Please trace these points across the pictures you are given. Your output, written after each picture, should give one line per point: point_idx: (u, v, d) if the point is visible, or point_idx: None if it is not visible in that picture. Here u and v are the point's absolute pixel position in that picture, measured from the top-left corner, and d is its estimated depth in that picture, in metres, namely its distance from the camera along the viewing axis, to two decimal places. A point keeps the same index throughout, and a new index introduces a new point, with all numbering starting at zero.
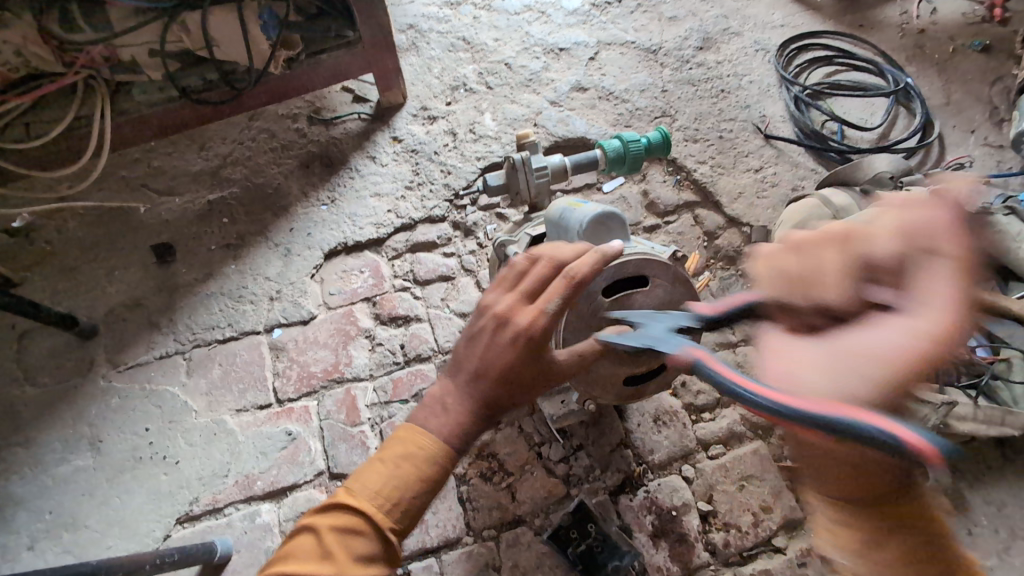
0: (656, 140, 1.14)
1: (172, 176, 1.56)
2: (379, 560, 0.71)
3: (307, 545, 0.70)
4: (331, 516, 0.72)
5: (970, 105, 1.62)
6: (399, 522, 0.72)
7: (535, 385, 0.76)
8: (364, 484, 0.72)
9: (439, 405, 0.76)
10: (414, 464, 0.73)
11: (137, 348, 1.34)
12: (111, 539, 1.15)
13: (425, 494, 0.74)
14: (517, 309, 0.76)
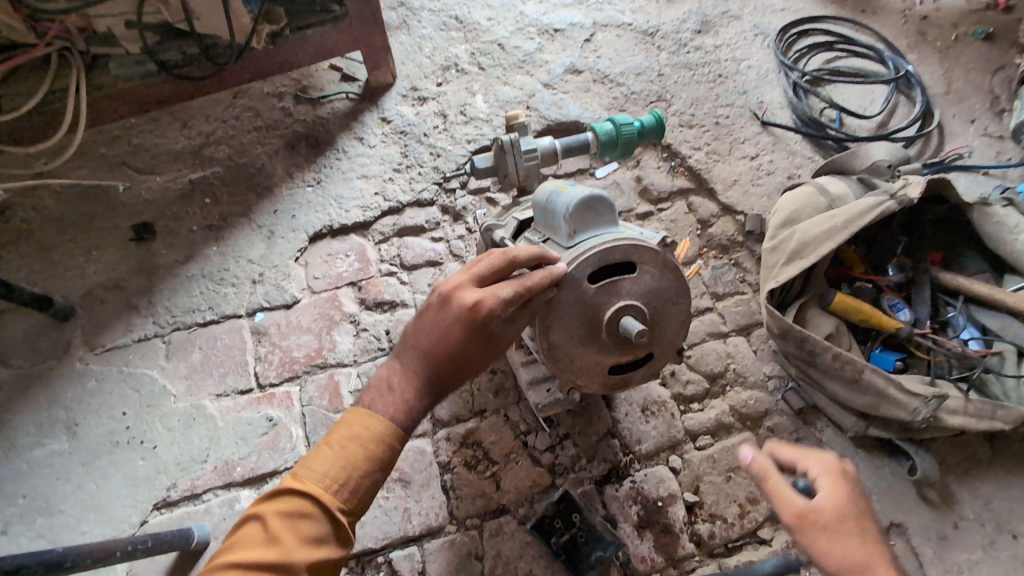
0: (650, 123, 1.10)
1: (153, 154, 1.51)
2: (330, 540, 0.71)
3: (253, 533, 0.69)
4: (278, 501, 0.71)
5: (971, 94, 1.59)
6: (349, 502, 0.72)
7: (477, 364, 0.79)
8: (310, 468, 0.72)
9: (386, 385, 0.78)
10: (363, 443, 0.74)
11: (115, 331, 1.31)
12: (85, 525, 1.13)
13: (375, 472, 0.75)
14: (467, 294, 0.77)
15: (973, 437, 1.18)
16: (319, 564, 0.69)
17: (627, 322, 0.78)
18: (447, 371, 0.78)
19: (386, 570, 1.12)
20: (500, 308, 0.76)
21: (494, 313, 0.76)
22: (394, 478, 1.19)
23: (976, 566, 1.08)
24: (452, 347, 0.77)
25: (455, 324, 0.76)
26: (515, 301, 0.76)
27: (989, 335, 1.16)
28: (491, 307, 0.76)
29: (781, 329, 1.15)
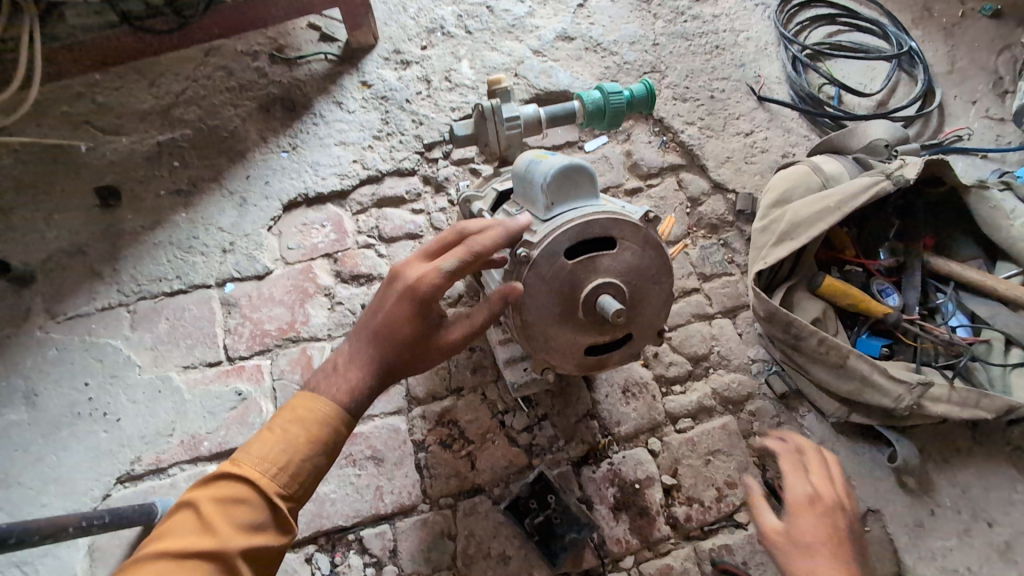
0: (640, 93, 1.05)
1: (117, 113, 1.42)
2: (267, 529, 0.67)
3: (185, 521, 0.65)
4: (212, 487, 0.67)
5: (974, 75, 1.54)
6: (290, 487, 0.69)
7: (426, 346, 0.75)
8: (250, 451, 0.69)
9: (332, 366, 0.75)
10: (305, 426, 0.70)
11: (78, 298, 1.25)
12: (46, 497, 1.09)
13: (320, 456, 0.71)
14: (413, 270, 0.76)
15: (955, 424, 1.17)
16: (255, 552, 0.65)
17: (605, 302, 0.74)
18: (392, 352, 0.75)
19: (357, 548, 1.10)
20: (445, 279, 0.73)
21: (438, 285, 0.73)
22: (367, 455, 1.16)
23: (950, 553, 1.07)
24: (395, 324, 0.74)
25: (399, 300, 0.74)
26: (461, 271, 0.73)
27: (978, 323, 1.14)
28: (435, 278, 0.73)
29: (767, 312, 1.11)
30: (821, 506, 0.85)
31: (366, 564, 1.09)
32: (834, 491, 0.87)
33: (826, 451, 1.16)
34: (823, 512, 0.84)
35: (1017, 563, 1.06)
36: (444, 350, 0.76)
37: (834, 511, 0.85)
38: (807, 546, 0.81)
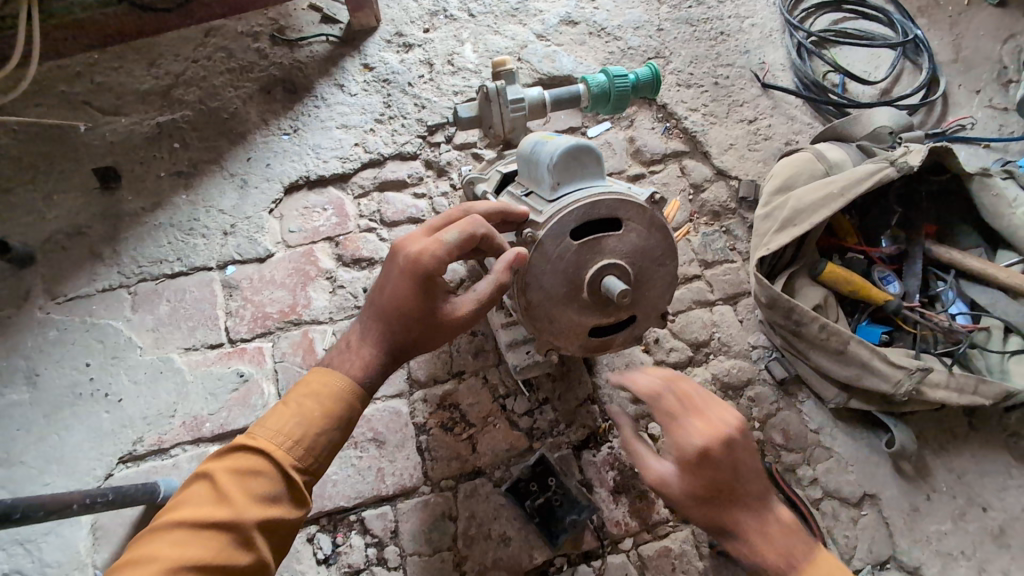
0: (645, 77, 1.04)
1: (116, 93, 1.40)
2: (283, 500, 0.73)
3: (203, 492, 0.70)
4: (231, 459, 0.73)
5: (979, 64, 1.53)
6: (303, 461, 0.75)
7: (431, 321, 0.79)
8: (266, 426, 0.75)
9: (346, 344, 0.83)
10: (320, 402, 0.77)
11: (78, 279, 1.25)
12: (48, 476, 1.09)
13: (332, 432, 0.77)
14: (417, 242, 0.79)
15: (953, 411, 1.18)
16: (271, 522, 0.70)
17: (610, 282, 0.74)
18: (399, 327, 0.80)
19: (358, 529, 1.10)
20: (449, 251, 0.76)
21: (438, 257, 0.76)
22: (369, 438, 1.16)
23: (944, 537, 1.09)
24: (401, 297, 0.78)
25: (403, 273, 0.77)
26: (461, 242, 0.76)
27: (977, 310, 1.15)
28: (438, 250, 0.76)
29: (769, 298, 1.12)
30: (714, 459, 0.73)
31: (367, 544, 1.09)
32: (717, 428, 0.74)
33: (824, 437, 1.17)
34: (718, 463, 0.74)
35: (1009, 547, 1.08)
36: (448, 326, 0.80)
37: (727, 455, 0.74)
38: (712, 502, 0.75)
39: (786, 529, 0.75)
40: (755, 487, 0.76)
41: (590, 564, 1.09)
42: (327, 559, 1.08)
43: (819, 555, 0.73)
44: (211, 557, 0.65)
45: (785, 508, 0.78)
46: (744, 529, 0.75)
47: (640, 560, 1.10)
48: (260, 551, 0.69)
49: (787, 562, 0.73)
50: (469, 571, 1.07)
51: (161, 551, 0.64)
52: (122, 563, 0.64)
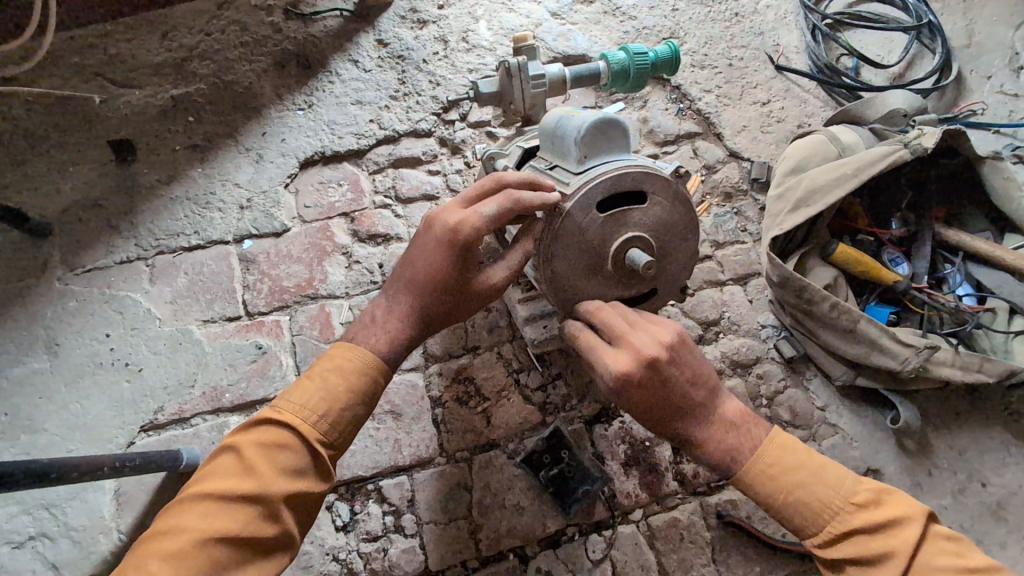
0: (664, 55, 1.05)
1: (130, 65, 1.40)
2: (308, 473, 0.75)
3: (230, 465, 0.73)
4: (257, 432, 0.75)
5: (991, 49, 1.54)
6: (328, 435, 0.77)
7: (461, 294, 0.83)
8: (291, 401, 0.77)
9: (369, 319, 0.85)
10: (343, 377, 0.79)
11: (96, 251, 1.26)
12: (71, 443, 1.11)
13: (355, 407, 0.80)
14: (453, 214, 0.82)
15: (956, 390, 1.21)
16: (296, 495, 0.73)
17: (635, 254, 0.76)
18: (428, 301, 0.83)
19: (376, 497, 1.13)
20: (485, 224, 0.79)
21: (478, 229, 0.79)
22: (386, 410, 1.18)
23: (944, 510, 1.12)
24: (434, 269, 0.81)
25: (439, 243, 0.81)
26: (498, 215, 0.79)
27: (984, 292, 1.18)
28: (476, 221, 0.79)
29: (781, 277, 1.14)
30: (640, 384, 0.77)
31: (384, 512, 1.12)
32: (635, 354, 0.77)
33: (830, 414, 1.20)
34: (646, 387, 0.77)
35: (1006, 521, 1.12)
36: (477, 300, 0.84)
37: (653, 377, 0.77)
38: (654, 419, 0.81)
39: (731, 428, 0.81)
40: (694, 395, 0.80)
41: (601, 534, 1.12)
42: (345, 527, 1.10)
43: (767, 442, 0.80)
44: (239, 528, 0.68)
45: (730, 407, 0.83)
46: (693, 436, 0.81)
47: (650, 530, 1.13)
48: (287, 521, 0.72)
49: (734, 458, 0.80)
50: (484, 538, 1.10)
51: (192, 522, 0.67)
52: (156, 531, 0.68)
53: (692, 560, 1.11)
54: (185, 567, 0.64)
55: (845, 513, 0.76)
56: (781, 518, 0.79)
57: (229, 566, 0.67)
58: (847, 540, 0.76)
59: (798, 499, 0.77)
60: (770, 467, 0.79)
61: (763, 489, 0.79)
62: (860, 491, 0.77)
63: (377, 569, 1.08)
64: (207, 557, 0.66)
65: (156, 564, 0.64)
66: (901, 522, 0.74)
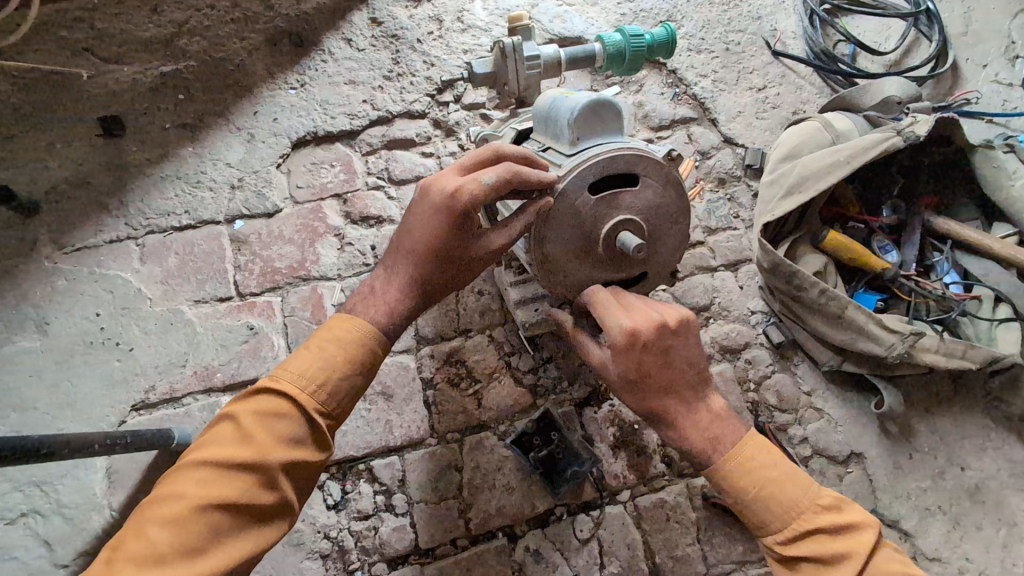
0: (661, 37, 1.04)
1: (119, 41, 1.36)
2: (307, 442, 0.76)
3: (229, 432, 0.73)
4: (255, 402, 0.75)
5: (987, 38, 1.54)
6: (327, 405, 0.77)
7: (462, 260, 0.82)
8: (289, 370, 0.77)
9: (369, 289, 0.85)
10: (342, 348, 0.79)
11: (85, 230, 1.24)
12: (62, 422, 1.12)
13: (355, 377, 0.80)
14: (450, 182, 0.80)
15: (939, 377, 1.23)
16: (295, 463, 0.74)
17: (625, 237, 0.77)
18: (429, 272, 0.83)
19: (367, 477, 1.14)
20: (485, 193, 0.77)
21: (476, 195, 0.77)
22: (377, 391, 1.19)
23: (924, 493, 1.15)
24: (432, 236, 0.80)
25: (436, 210, 0.79)
26: (498, 184, 0.76)
27: (970, 280, 1.19)
28: (475, 188, 0.77)
29: (771, 263, 1.15)
30: (646, 346, 0.77)
31: (376, 492, 1.13)
32: (648, 317, 0.78)
33: (816, 399, 1.21)
34: (650, 350, 0.78)
35: (983, 504, 1.14)
36: (479, 264, 0.83)
37: (657, 342, 0.78)
38: (645, 387, 0.80)
39: (715, 416, 0.82)
40: (687, 375, 0.82)
41: (589, 514, 1.14)
42: (337, 505, 1.11)
43: (747, 438, 0.82)
44: (238, 496, 0.69)
45: (717, 398, 0.85)
46: (676, 413, 0.82)
47: (637, 511, 1.15)
48: (285, 490, 0.73)
49: (714, 446, 0.81)
50: (473, 517, 1.12)
51: (191, 489, 0.68)
52: (153, 498, 0.69)
53: (677, 540, 1.13)
54: (185, 534, 0.65)
55: (812, 512, 0.78)
56: (751, 513, 0.80)
57: (226, 532, 0.68)
58: (808, 539, 0.78)
59: (769, 494, 0.78)
60: (749, 460, 0.80)
61: (735, 483, 0.79)
62: (826, 494, 0.79)
63: (367, 547, 1.09)
64: (206, 524, 0.67)
65: (155, 530, 0.65)
66: (858, 528, 0.77)
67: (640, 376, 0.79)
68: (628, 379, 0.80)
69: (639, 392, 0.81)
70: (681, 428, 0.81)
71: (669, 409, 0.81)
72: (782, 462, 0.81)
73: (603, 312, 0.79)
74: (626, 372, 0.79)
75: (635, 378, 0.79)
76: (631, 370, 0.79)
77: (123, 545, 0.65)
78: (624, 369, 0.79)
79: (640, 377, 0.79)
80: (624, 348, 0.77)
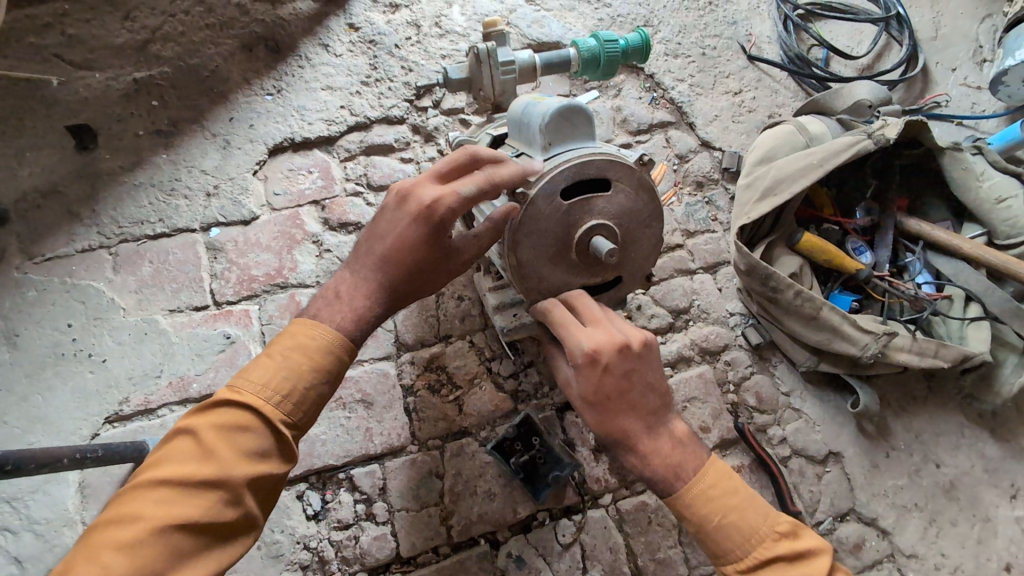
0: (635, 42, 1.04)
1: (90, 47, 1.34)
2: (271, 454, 0.74)
3: (187, 448, 0.71)
4: (215, 414, 0.73)
5: (956, 42, 1.58)
6: (292, 415, 0.76)
7: (434, 269, 0.83)
8: (251, 380, 0.75)
9: (332, 295, 0.83)
10: (308, 355, 0.78)
11: (56, 239, 1.22)
12: (33, 436, 1.09)
13: (320, 385, 0.79)
14: (428, 192, 0.79)
15: (914, 375, 1.24)
16: (259, 477, 0.72)
17: (599, 242, 0.78)
18: (400, 280, 0.82)
19: (347, 486, 1.12)
20: (463, 204, 0.78)
21: (455, 208, 0.78)
22: (357, 399, 1.17)
23: (900, 491, 1.16)
24: (406, 245, 0.80)
25: (412, 220, 0.79)
26: (478, 195, 0.78)
27: (941, 280, 1.21)
28: (453, 200, 0.78)
29: (747, 265, 1.15)
30: (608, 366, 0.78)
31: (355, 500, 1.11)
32: (612, 337, 0.79)
33: (794, 399, 1.22)
34: (612, 372, 0.78)
35: (958, 500, 1.16)
36: (449, 273, 0.84)
37: (620, 363, 0.78)
38: (606, 408, 0.79)
39: (677, 441, 0.82)
40: (650, 399, 0.81)
41: (571, 518, 1.14)
42: (316, 515, 1.10)
43: (709, 464, 0.81)
44: (199, 514, 0.67)
45: (680, 423, 0.84)
46: (638, 437, 0.80)
47: (619, 514, 1.15)
48: (249, 507, 0.71)
49: (676, 473, 0.80)
50: (454, 525, 1.11)
51: (147, 509, 0.65)
52: (107, 520, 0.66)
53: (659, 542, 1.14)
54: (141, 558, 0.63)
55: (772, 540, 0.78)
56: (712, 541, 0.79)
57: (186, 554, 0.66)
58: (767, 566, 0.77)
59: (729, 521, 0.78)
60: (710, 488, 0.80)
61: (695, 510, 0.79)
62: (784, 521, 0.79)
63: (347, 557, 1.08)
64: (165, 546, 0.65)
65: (109, 555, 0.62)
66: (813, 554, 0.78)
67: (602, 398, 0.79)
68: (590, 400, 0.80)
69: (601, 413, 0.80)
70: (642, 455, 0.80)
71: (632, 435, 0.80)
72: (741, 487, 0.81)
73: (566, 331, 0.80)
74: (588, 393, 0.79)
75: (596, 400, 0.79)
76: (594, 392, 0.79)
77: (74, 571, 0.62)
78: (587, 388, 0.79)
79: (601, 399, 0.79)
80: (585, 366, 0.78)
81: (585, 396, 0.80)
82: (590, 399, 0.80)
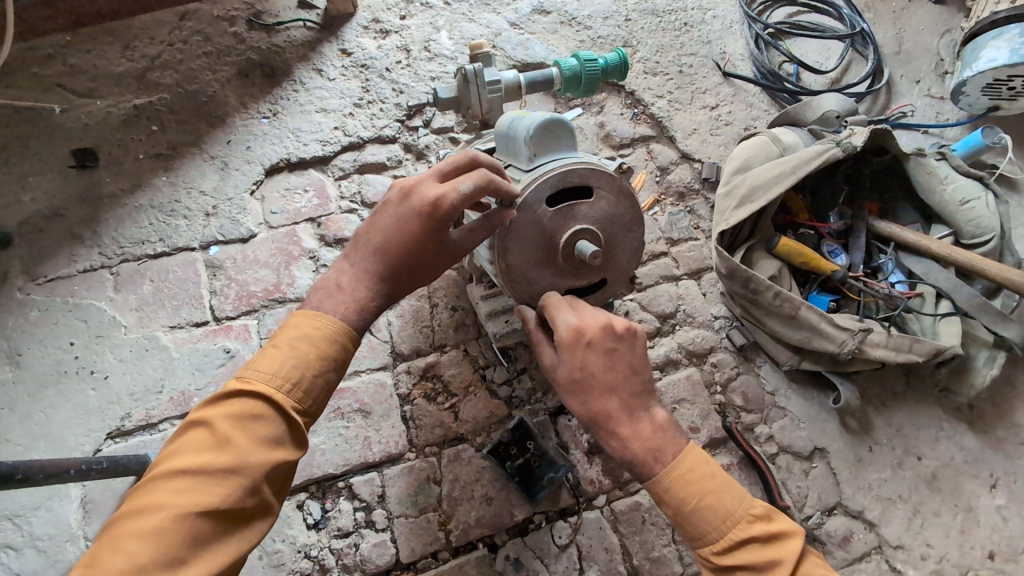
0: (614, 62, 1.11)
1: (92, 76, 1.40)
2: (286, 441, 0.77)
3: (202, 438, 0.73)
4: (228, 406, 0.76)
5: (919, 55, 1.67)
6: (303, 402, 0.79)
7: (432, 260, 0.87)
8: (260, 370, 0.78)
9: (334, 286, 0.86)
10: (314, 343, 0.81)
11: (58, 261, 1.25)
12: (36, 453, 1.11)
13: (328, 373, 0.82)
14: (429, 186, 0.85)
15: (893, 371, 1.29)
16: (276, 463, 0.75)
17: (583, 245, 0.83)
18: (401, 267, 0.86)
19: (347, 494, 1.14)
20: (461, 200, 0.82)
21: (454, 202, 0.82)
22: (355, 408, 1.20)
23: (885, 483, 1.20)
24: (406, 235, 0.85)
25: (413, 212, 0.84)
26: (475, 191, 0.82)
27: (913, 278, 1.27)
28: (451, 194, 0.82)
29: (728, 269, 1.21)
30: (591, 343, 0.83)
31: (355, 508, 1.14)
32: (596, 317, 0.85)
33: (779, 398, 1.27)
34: (595, 349, 0.83)
35: (940, 491, 1.20)
36: (446, 265, 0.89)
37: (603, 341, 0.84)
38: (589, 387, 0.83)
39: (656, 426, 0.85)
40: (632, 382, 0.85)
41: (567, 520, 1.17)
42: (317, 524, 1.12)
43: (687, 450, 0.84)
44: (219, 501, 0.69)
45: (660, 410, 0.87)
46: (617, 420, 0.83)
47: (613, 515, 1.18)
48: (266, 494, 0.74)
49: (655, 455, 0.83)
50: (453, 530, 1.13)
51: (167, 498, 0.68)
52: (129, 510, 0.68)
53: (653, 541, 1.16)
54: (164, 545, 0.65)
55: (746, 521, 0.81)
56: (689, 523, 0.82)
57: (209, 539, 0.68)
58: (741, 548, 0.80)
59: (705, 504, 0.81)
60: (687, 472, 0.83)
61: (673, 492, 0.82)
62: (758, 504, 0.83)
63: (348, 564, 1.10)
64: (188, 532, 0.67)
65: (132, 544, 0.64)
66: (787, 535, 0.81)
67: (583, 377, 0.83)
68: (573, 381, 0.84)
69: (583, 394, 0.84)
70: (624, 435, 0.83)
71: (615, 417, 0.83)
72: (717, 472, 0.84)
73: (550, 311, 0.86)
74: (570, 371, 0.84)
75: (578, 378, 0.84)
76: (575, 372, 0.84)
77: (98, 563, 0.64)
78: (569, 369, 0.84)
79: (582, 378, 0.83)
80: (568, 342, 0.83)
81: (567, 376, 0.85)
82: (573, 379, 0.84)
